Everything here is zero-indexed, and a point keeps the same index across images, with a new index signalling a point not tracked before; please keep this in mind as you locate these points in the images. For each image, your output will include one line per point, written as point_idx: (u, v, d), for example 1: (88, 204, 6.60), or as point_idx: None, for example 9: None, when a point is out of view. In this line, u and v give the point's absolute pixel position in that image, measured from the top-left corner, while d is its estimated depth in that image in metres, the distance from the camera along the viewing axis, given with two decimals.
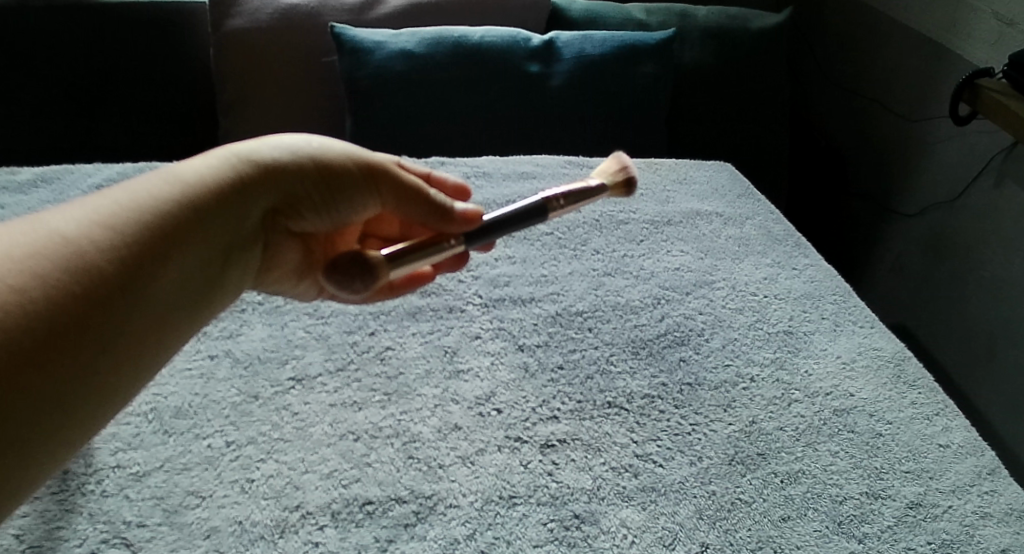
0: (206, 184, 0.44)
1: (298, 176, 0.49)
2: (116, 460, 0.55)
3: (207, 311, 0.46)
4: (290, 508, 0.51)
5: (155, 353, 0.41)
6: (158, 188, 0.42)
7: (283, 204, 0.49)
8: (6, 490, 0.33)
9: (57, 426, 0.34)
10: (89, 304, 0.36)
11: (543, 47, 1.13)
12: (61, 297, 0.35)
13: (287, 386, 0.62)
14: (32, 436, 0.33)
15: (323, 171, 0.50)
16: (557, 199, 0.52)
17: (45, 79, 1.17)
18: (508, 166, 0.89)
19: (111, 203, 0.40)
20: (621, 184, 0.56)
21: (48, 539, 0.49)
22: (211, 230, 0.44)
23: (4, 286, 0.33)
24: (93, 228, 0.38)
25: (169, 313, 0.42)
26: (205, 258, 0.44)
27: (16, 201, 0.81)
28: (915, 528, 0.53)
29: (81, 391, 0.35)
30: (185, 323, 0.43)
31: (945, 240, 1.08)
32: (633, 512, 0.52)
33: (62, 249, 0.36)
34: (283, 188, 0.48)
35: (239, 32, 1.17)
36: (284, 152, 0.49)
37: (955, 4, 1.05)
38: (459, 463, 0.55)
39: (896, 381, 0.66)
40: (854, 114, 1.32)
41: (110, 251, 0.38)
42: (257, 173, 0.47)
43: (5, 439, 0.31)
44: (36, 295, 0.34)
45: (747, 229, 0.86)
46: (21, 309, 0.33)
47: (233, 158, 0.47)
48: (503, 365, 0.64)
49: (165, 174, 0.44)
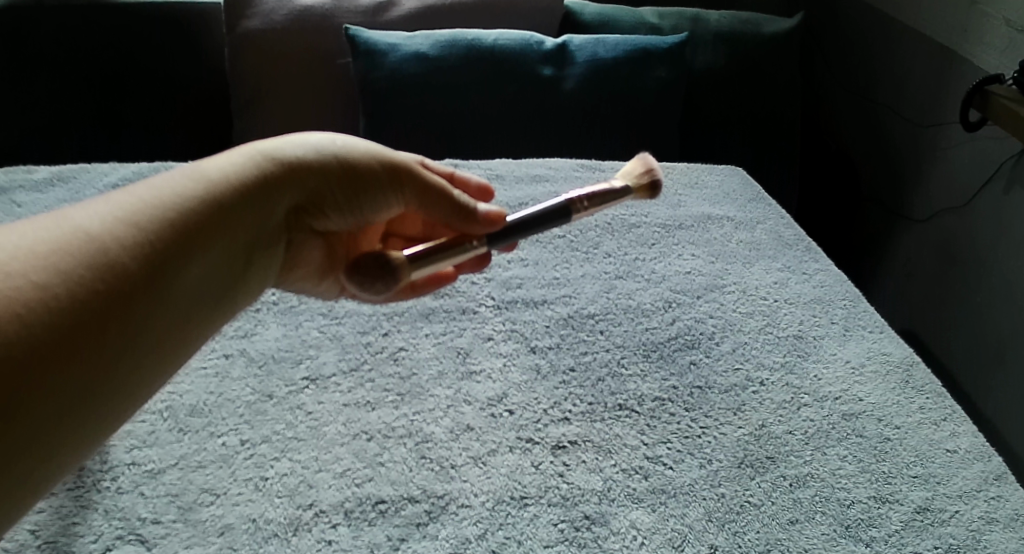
0: (230, 182, 0.45)
1: (321, 174, 0.49)
2: (132, 457, 0.56)
3: (227, 308, 0.47)
4: (304, 506, 0.52)
5: (177, 350, 0.41)
6: (183, 186, 0.43)
7: (306, 203, 0.50)
8: (27, 484, 0.33)
9: (78, 420, 0.34)
10: (112, 300, 0.36)
11: (555, 50, 1.13)
12: (85, 292, 0.35)
13: (301, 386, 0.63)
14: (54, 431, 0.33)
15: (346, 170, 0.50)
16: (581, 201, 0.53)
17: (58, 78, 1.18)
18: (521, 169, 0.90)
19: (135, 200, 0.40)
20: (644, 187, 0.56)
21: (64, 534, 0.50)
22: (234, 228, 0.44)
23: (28, 282, 0.33)
24: (117, 225, 0.38)
25: (192, 310, 0.42)
26: (227, 256, 0.44)
27: (33, 200, 0.82)
28: (923, 533, 0.53)
29: (102, 388, 0.36)
30: (206, 320, 0.44)
31: (957, 244, 1.08)
32: (643, 514, 0.53)
33: (88, 245, 0.36)
34: (305, 186, 0.49)
35: (252, 32, 1.18)
36: (308, 151, 0.49)
37: (967, 10, 1.05)
38: (472, 463, 0.56)
39: (904, 386, 0.66)
40: (865, 117, 1.32)
41: (134, 248, 0.38)
42: (281, 172, 0.47)
43: (29, 433, 0.32)
44: (61, 291, 0.34)
45: (758, 234, 0.87)
46: (45, 304, 0.33)
47: (256, 156, 0.47)
48: (516, 367, 0.65)
49: (190, 171, 0.44)
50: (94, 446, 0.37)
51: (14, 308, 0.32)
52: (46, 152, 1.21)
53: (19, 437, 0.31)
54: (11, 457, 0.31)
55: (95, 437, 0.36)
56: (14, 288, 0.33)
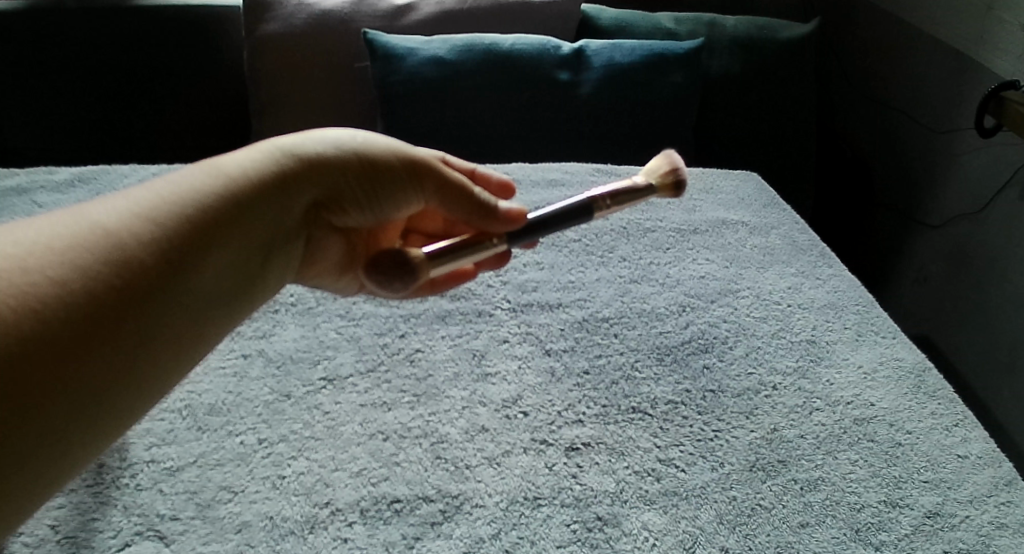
0: (249, 178, 0.46)
1: (341, 170, 0.50)
2: (151, 455, 0.57)
3: (247, 303, 0.47)
4: (320, 505, 0.53)
5: (196, 345, 0.42)
6: (203, 181, 0.44)
7: (325, 198, 0.51)
8: (48, 480, 0.34)
9: (97, 416, 0.35)
10: (128, 295, 0.37)
11: (573, 55, 1.14)
12: (100, 288, 0.36)
13: (318, 386, 0.64)
14: (71, 427, 0.34)
15: (366, 166, 0.51)
16: (602, 199, 0.54)
17: (79, 80, 1.20)
18: (537, 173, 0.91)
19: (153, 197, 0.41)
20: (666, 186, 0.56)
21: (83, 530, 0.51)
22: (251, 225, 0.45)
23: (44, 279, 0.34)
24: (134, 222, 0.39)
25: (211, 305, 0.43)
26: (246, 252, 0.45)
27: (55, 201, 0.83)
28: (933, 537, 0.54)
29: (119, 385, 0.36)
30: (226, 316, 0.45)
31: (973, 250, 1.08)
32: (655, 516, 0.54)
33: (105, 242, 0.37)
34: (324, 182, 0.50)
35: (272, 36, 1.19)
36: (327, 147, 0.50)
37: (983, 16, 1.05)
38: (486, 464, 0.57)
39: (916, 391, 0.67)
40: (880, 121, 1.33)
41: (151, 243, 0.39)
42: (299, 168, 0.48)
43: (47, 430, 0.32)
44: (78, 287, 0.35)
45: (772, 238, 0.88)
46: (60, 300, 0.34)
47: (276, 152, 0.48)
48: (530, 369, 0.66)
49: (208, 167, 0.45)
50: (113, 439, 0.38)
51: (30, 305, 0.33)
52: (72, 154, 1.24)
53: (31, 433, 0.32)
54: (23, 453, 0.31)
55: (115, 430, 0.37)
56: (30, 284, 0.34)
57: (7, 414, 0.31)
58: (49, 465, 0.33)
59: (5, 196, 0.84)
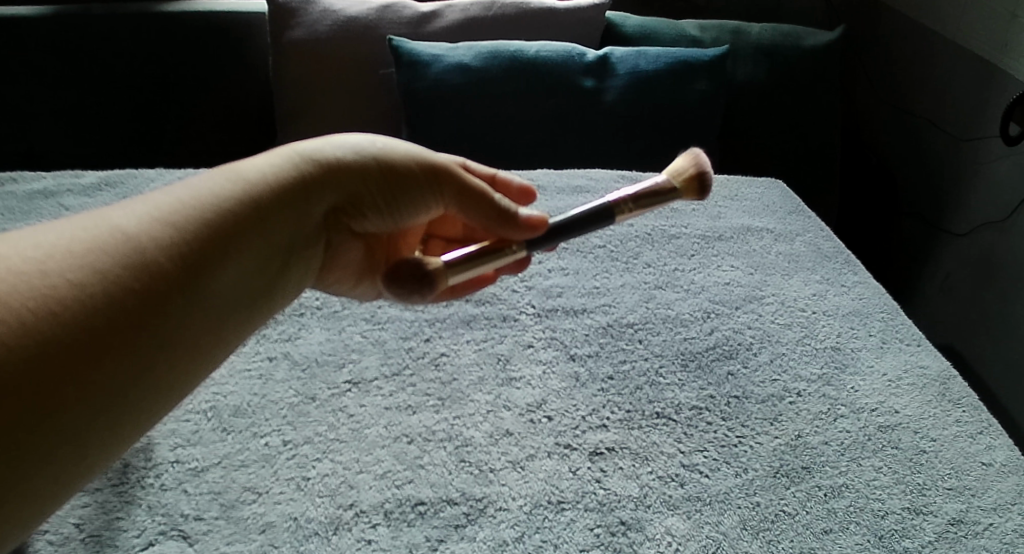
0: (268, 183, 0.46)
1: (359, 175, 0.51)
2: (176, 456, 0.58)
3: (264, 308, 0.48)
4: (344, 506, 0.54)
5: (213, 351, 0.42)
6: (223, 186, 0.44)
7: (344, 203, 0.51)
8: (66, 481, 0.34)
9: (115, 419, 0.36)
10: (146, 299, 0.37)
11: (597, 63, 1.14)
12: (119, 291, 0.36)
13: (343, 388, 0.64)
14: (89, 431, 0.35)
15: (385, 171, 0.52)
16: (627, 203, 0.53)
17: (99, 83, 1.21)
18: (563, 180, 0.91)
19: (172, 199, 0.41)
20: (692, 186, 0.55)
21: (107, 529, 0.52)
22: (269, 230, 0.45)
23: (65, 281, 0.35)
24: (152, 224, 0.39)
25: (227, 312, 0.43)
26: (263, 257, 0.46)
27: (83, 203, 0.85)
28: (956, 545, 0.54)
29: (137, 389, 0.37)
30: (243, 321, 0.45)
31: (999, 259, 1.08)
32: (679, 521, 0.54)
33: (123, 244, 0.38)
34: (342, 186, 0.50)
35: (299, 43, 1.20)
36: (346, 152, 0.51)
37: (1009, 24, 1.05)
38: (510, 467, 0.57)
39: (941, 399, 0.67)
40: (904, 127, 1.32)
41: (169, 246, 0.39)
42: (317, 173, 0.49)
43: (65, 433, 0.33)
44: (97, 291, 0.35)
45: (797, 245, 0.88)
46: (79, 302, 0.35)
47: (295, 157, 0.48)
48: (556, 374, 0.66)
49: (227, 172, 0.45)
50: (131, 442, 0.38)
51: (49, 306, 0.34)
52: (93, 157, 1.26)
53: (52, 437, 0.32)
54: (42, 456, 0.32)
55: (130, 436, 0.38)
56: (49, 286, 0.34)
57: (27, 417, 0.31)
58: (68, 466, 0.34)
59: (32, 199, 0.85)
